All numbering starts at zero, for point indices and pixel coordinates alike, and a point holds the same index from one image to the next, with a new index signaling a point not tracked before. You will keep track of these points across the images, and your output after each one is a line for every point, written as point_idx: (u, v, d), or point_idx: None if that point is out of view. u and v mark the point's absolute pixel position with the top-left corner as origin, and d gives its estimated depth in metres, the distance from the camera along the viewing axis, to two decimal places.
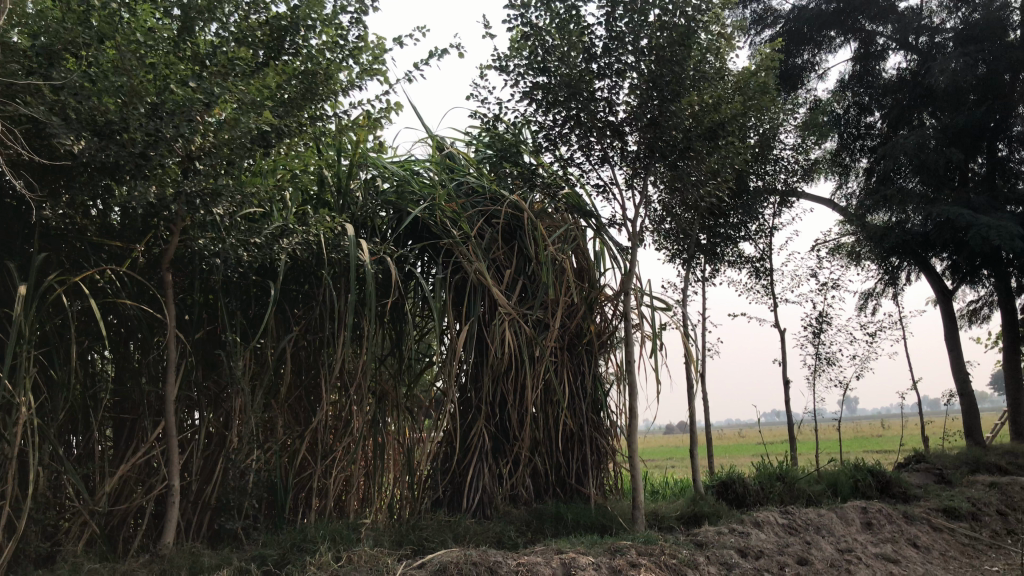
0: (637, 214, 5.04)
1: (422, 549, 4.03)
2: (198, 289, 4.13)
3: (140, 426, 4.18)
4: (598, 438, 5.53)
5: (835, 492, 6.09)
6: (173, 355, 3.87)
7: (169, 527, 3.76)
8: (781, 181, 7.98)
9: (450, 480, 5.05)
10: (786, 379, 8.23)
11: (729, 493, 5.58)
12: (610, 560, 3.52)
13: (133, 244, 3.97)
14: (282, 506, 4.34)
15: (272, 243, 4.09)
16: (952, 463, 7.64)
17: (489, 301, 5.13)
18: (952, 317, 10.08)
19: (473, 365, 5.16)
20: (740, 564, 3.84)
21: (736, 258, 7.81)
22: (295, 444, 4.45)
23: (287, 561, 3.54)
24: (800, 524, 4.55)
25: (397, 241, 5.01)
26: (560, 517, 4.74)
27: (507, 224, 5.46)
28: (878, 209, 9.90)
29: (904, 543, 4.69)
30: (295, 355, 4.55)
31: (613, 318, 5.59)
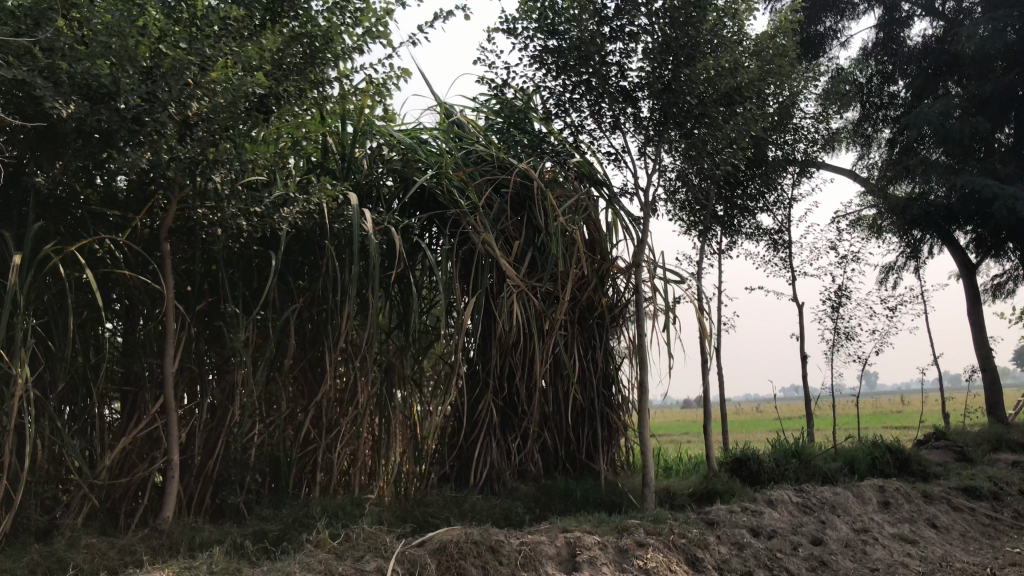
0: (650, 183, 4.89)
1: (427, 525, 3.95)
2: (199, 259, 4.04)
3: (142, 398, 4.10)
4: (608, 413, 5.44)
5: (852, 469, 5.97)
6: (172, 326, 3.78)
7: (169, 501, 3.69)
8: (801, 151, 7.77)
9: (458, 454, 4.97)
10: (804, 353, 8.08)
11: (743, 470, 5.47)
12: (617, 540, 3.42)
13: (133, 214, 3.88)
14: (286, 480, 4.27)
15: (273, 213, 3.98)
16: (974, 441, 7.47)
17: (498, 273, 5.00)
18: (976, 291, 9.86)
19: (482, 338, 5.05)
20: (752, 544, 3.73)
21: (753, 230, 7.64)
22: (299, 418, 4.38)
23: (288, 537, 3.47)
24: (815, 503, 4.43)
25: (400, 213, 4.84)
26: (569, 493, 4.65)
27: (517, 194, 5.32)
28: (900, 179, 9.79)
29: (922, 523, 4.57)
30: (299, 327, 4.46)
31: (625, 292, 5.47)
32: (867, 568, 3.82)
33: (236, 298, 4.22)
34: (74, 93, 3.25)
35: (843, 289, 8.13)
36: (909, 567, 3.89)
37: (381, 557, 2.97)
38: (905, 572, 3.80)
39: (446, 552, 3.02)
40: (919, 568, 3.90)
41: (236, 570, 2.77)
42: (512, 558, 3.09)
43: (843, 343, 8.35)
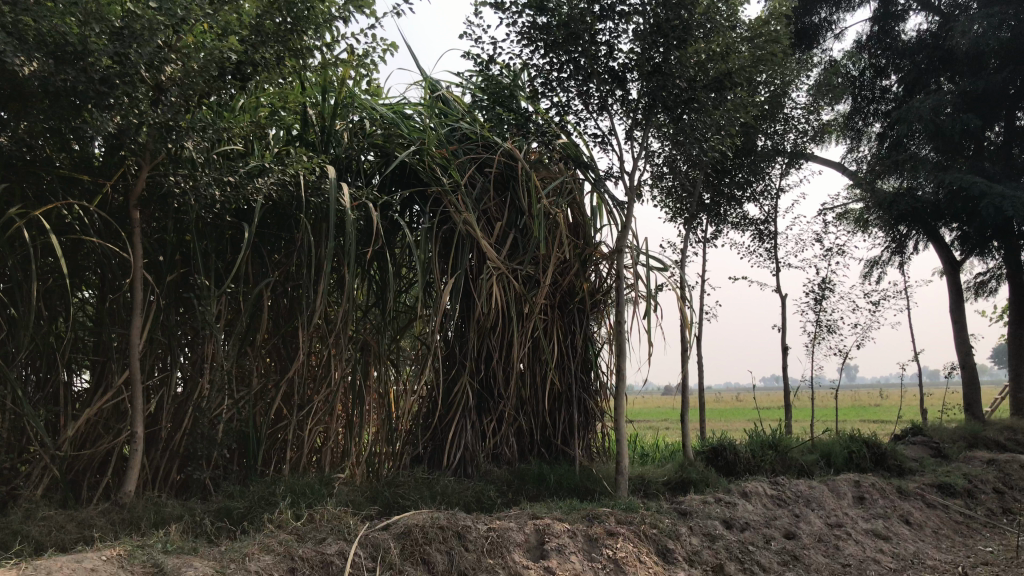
0: (636, 167, 4.79)
1: (395, 507, 3.88)
2: (172, 228, 3.93)
3: (109, 369, 4.00)
4: (586, 399, 5.39)
5: (828, 463, 5.95)
6: (139, 296, 3.68)
7: (132, 476, 3.60)
8: (791, 142, 7.71)
9: (432, 436, 4.90)
10: (785, 346, 8.05)
11: (719, 460, 5.43)
12: (587, 528, 3.37)
13: (105, 179, 3.77)
14: (255, 456, 4.17)
15: (247, 183, 3.87)
16: (950, 438, 7.47)
17: (479, 253, 4.92)
18: (959, 288, 9.85)
19: (461, 319, 4.97)
20: (724, 536, 3.69)
21: (740, 220, 7.57)
22: (270, 394, 4.28)
23: (251, 515, 3.39)
24: (790, 497, 4.40)
25: (380, 188, 4.72)
26: (543, 478, 4.59)
27: (501, 173, 5.22)
28: (888, 174, 9.78)
29: (896, 519, 4.53)
30: (273, 302, 4.36)
31: (608, 277, 5.40)
32: (839, 563, 3.77)
33: (208, 270, 4.11)
34: (39, 50, 3.12)
35: (827, 282, 8.09)
36: (880, 563, 3.85)
37: (344, 540, 2.91)
38: (877, 569, 3.76)
39: (411, 536, 2.95)
40: (890, 564, 3.86)
41: (193, 549, 2.69)
42: (479, 544, 3.02)
43: (824, 337, 8.32)
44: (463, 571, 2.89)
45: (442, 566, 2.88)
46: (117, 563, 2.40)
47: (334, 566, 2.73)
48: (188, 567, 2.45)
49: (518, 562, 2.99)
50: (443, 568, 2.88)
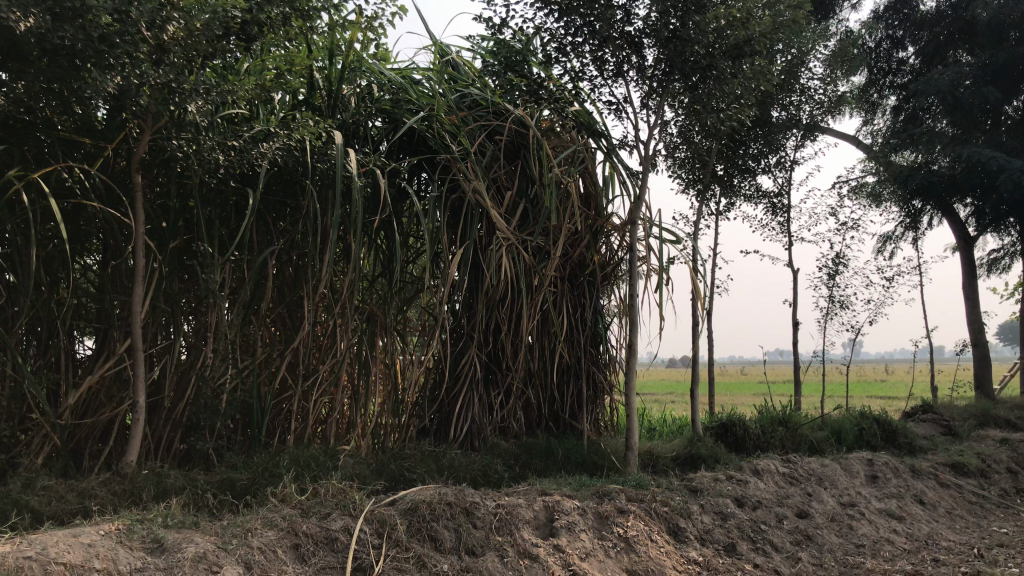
0: (651, 136, 4.66)
1: (401, 480, 3.81)
2: (175, 193, 3.83)
3: (111, 336, 3.92)
4: (595, 372, 5.31)
5: (839, 440, 5.88)
6: (141, 263, 3.58)
7: (134, 446, 3.53)
8: (806, 113, 7.55)
9: (439, 408, 4.83)
10: (796, 321, 7.94)
11: (728, 436, 5.35)
12: (597, 505, 3.30)
13: (106, 142, 3.66)
14: (259, 426, 4.10)
15: (251, 147, 3.77)
16: (961, 416, 7.39)
17: (487, 223, 4.82)
18: (973, 265, 9.72)
19: (469, 291, 4.88)
20: (736, 515, 3.62)
21: (752, 193, 7.43)
22: (275, 364, 4.21)
23: (254, 488, 3.33)
24: (802, 475, 4.33)
25: (388, 155, 4.61)
26: (550, 452, 4.52)
27: (512, 141, 5.10)
28: (903, 147, 9.49)
29: (910, 499, 4.46)
30: (278, 270, 4.27)
31: (619, 249, 5.29)
32: (853, 543, 3.70)
33: (212, 236, 4.02)
34: (35, 6, 3.00)
35: (841, 257, 7.96)
36: (895, 544, 3.78)
37: (349, 515, 2.84)
38: (891, 549, 3.69)
39: (417, 513, 2.88)
40: (905, 545, 3.79)
41: (194, 524, 2.63)
42: (487, 521, 2.95)
43: (837, 312, 8.20)
44: (471, 548, 2.82)
45: (449, 543, 2.81)
46: (115, 537, 2.33)
47: (339, 542, 2.66)
48: (188, 543, 2.38)
49: (527, 540, 2.93)
50: (450, 546, 2.81)
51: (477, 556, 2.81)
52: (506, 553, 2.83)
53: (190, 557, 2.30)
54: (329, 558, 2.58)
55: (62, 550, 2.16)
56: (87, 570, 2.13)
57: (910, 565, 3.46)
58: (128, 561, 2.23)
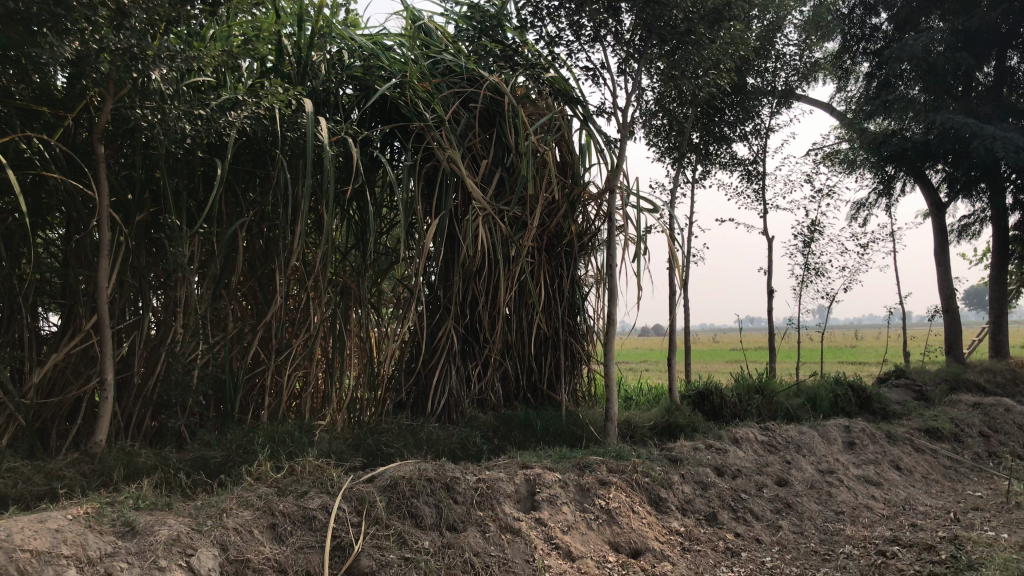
0: (628, 102, 4.58)
1: (379, 455, 3.75)
2: (140, 165, 3.70)
3: (77, 312, 3.81)
4: (572, 343, 5.28)
5: (814, 407, 5.91)
6: (106, 236, 3.47)
7: (102, 424, 3.44)
8: (781, 81, 7.50)
9: (416, 381, 4.77)
10: (771, 289, 7.96)
11: (705, 404, 5.35)
12: (578, 478, 3.27)
13: (66, 112, 3.52)
14: (232, 402, 4.02)
15: (219, 116, 3.64)
16: (933, 380, 7.47)
17: (463, 193, 4.74)
18: (944, 231, 9.79)
19: (444, 263, 4.80)
20: (716, 484, 3.62)
21: (728, 160, 7.40)
22: (247, 339, 4.12)
23: (228, 466, 3.26)
24: (781, 443, 4.34)
25: (360, 124, 4.49)
26: (529, 424, 4.49)
27: (486, 109, 5.00)
28: (876, 114, 9.65)
29: (887, 465, 4.49)
30: (248, 243, 4.17)
31: (595, 219, 5.23)
32: (832, 510, 3.71)
33: (179, 209, 3.90)
34: None
35: (816, 224, 7.97)
36: (873, 510, 3.80)
37: (326, 493, 2.78)
38: (869, 515, 3.71)
39: (396, 490, 2.82)
40: (883, 510, 3.81)
41: (167, 505, 2.55)
42: (468, 496, 2.90)
43: (812, 280, 8.24)
44: (452, 524, 2.78)
45: (430, 519, 2.76)
46: (83, 522, 2.25)
47: (317, 521, 2.60)
48: (161, 525, 2.31)
49: (508, 514, 2.89)
50: (431, 522, 2.76)
51: (458, 531, 2.77)
52: (487, 528, 2.79)
53: (163, 541, 2.23)
54: (307, 538, 2.53)
55: (28, 536, 2.08)
56: (54, 557, 2.06)
57: (889, 530, 3.47)
58: (97, 546, 2.16)
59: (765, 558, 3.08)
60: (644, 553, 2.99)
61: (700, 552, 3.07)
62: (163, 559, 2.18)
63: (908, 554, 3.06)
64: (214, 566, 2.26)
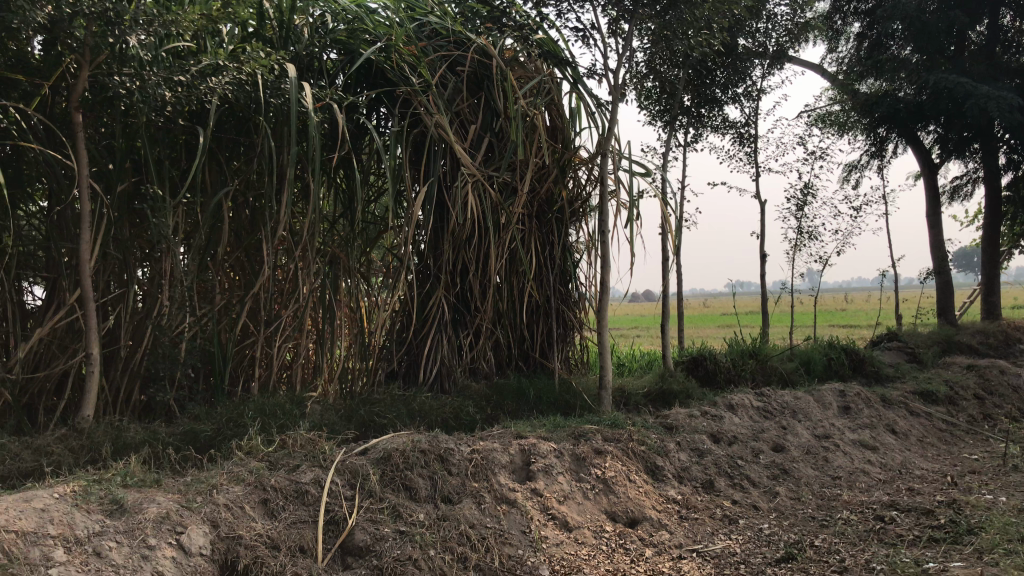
0: (619, 64, 4.48)
1: (371, 426, 3.71)
2: (120, 133, 3.60)
3: (60, 286, 3.72)
4: (564, 310, 5.23)
5: (808, 371, 5.90)
6: (87, 207, 3.37)
7: (89, 399, 3.38)
8: (773, 42, 7.39)
9: (407, 351, 4.73)
10: (764, 253, 7.92)
11: (699, 370, 5.33)
12: (573, 447, 3.24)
13: (42, 79, 3.40)
14: (222, 374, 3.96)
15: (200, 81, 3.54)
16: (925, 342, 7.48)
17: (451, 160, 4.66)
18: (936, 192, 9.75)
19: (434, 231, 4.73)
20: (712, 451, 3.60)
21: (720, 123, 7.31)
22: (235, 310, 4.06)
23: (219, 440, 3.21)
24: (776, 409, 4.34)
25: (345, 89, 4.40)
26: (522, 393, 4.46)
27: (474, 72, 4.89)
28: (867, 75, 9.58)
29: (882, 429, 4.49)
30: (234, 213, 4.09)
31: (586, 184, 5.15)
32: (829, 475, 3.70)
33: (162, 178, 3.80)
34: None
35: (809, 187, 7.92)
36: (870, 475, 3.79)
37: (319, 467, 2.74)
38: (866, 480, 3.70)
39: (390, 462, 2.78)
40: (879, 475, 3.80)
41: (155, 483, 2.50)
42: (462, 467, 2.86)
43: (805, 243, 8.19)
44: (447, 496, 2.74)
45: (424, 491, 2.72)
46: (69, 500, 2.20)
47: (310, 495, 2.56)
48: (149, 503, 2.26)
49: (503, 485, 2.86)
50: (425, 494, 2.71)
51: (453, 503, 2.73)
52: (483, 499, 2.75)
53: (152, 519, 2.18)
54: (300, 512, 2.48)
55: (12, 517, 2.02)
56: (41, 537, 2.01)
57: (886, 495, 3.45)
58: (85, 525, 2.11)
59: (763, 525, 3.06)
60: (641, 522, 2.97)
61: (697, 520, 3.05)
62: (153, 537, 2.13)
63: (907, 519, 3.05)
64: (204, 543, 2.21)
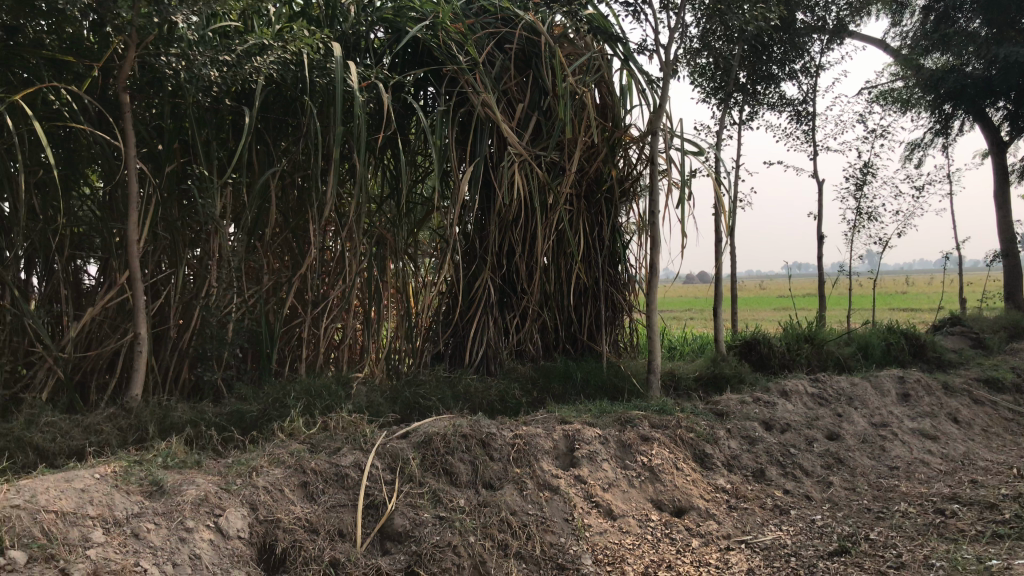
0: (672, 39, 4.35)
1: (416, 409, 3.69)
2: (168, 114, 3.61)
3: (111, 266, 3.76)
4: (613, 293, 5.14)
5: (866, 356, 5.72)
6: (134, 187, 3.38)
7: (137, 379, 3.41)
8: (833, 17, 7.13)
9: (454, 333, 4.69)
10: (821, 235, 7.71)
11: (753, 354, 5.20)
12: (619, 433, 3.17)
13: (90, 60, 3.42)
14: (269, 355, 3.97)
15: (245, 61, 3.51)
16: (991, 328, 7.19)
17: (499, 140, 4.59)
18: (1005, 171, 9.37)
19: (480, 212, 4.68)
20: (764, 438, 3.49)
21: (776, 101, 7.10)
22: (282, 291, 4.06)
23: (263, 421, 3.21)
24: (832, 396, 4.21)
25: (391, 68, 4.37)
26: (569, 376, 4.39)
27: (522, 50, 4.81)
28: (933, 49, 9.08)
29: (944, 418, 4.32)
30: (281, 194, 4.09)
31: (637, 163, 5.04)
32: (887, 466, 3.56)
33: (209, 159, 3.81)
34: None
35: (869, 166, 7.67)
36: (930, 466, 3.64)
37: (360, 450, 2.71)
38: (926, 471, 3.55)
39: (430, 446, 2.74)
40: (940, 466, 3.65)
41: (196, 464, 2.50)
42: (504, 452, 2.82)
43: (865, 225, 7.94)
44: (488, 481, 2.70)
45: (466, 477, 2.68)
46: (110, 481, 2.21)
47: (350, 478, 2.54)
48: (188, 485, 2.27)
49: (546, 471, 2.80)
50: (467, 480, 2.67)
51: (495, 489, 2.68)
52: (525, 486, 2.70)
53: (191, 501, 2.19)
54: (340, 496, 2.47)
55: (53, 497, 2.04)
56: (80, 518, 2.01)
57: (947, 487, 3.31)
58: (124, 506, 2.11)
59: (815, 516, 2.96)
60: (688, 512, 2.89)
61: (747, 510, 2.96)
62: (191, 520, 2.13)
63: (969, 514, 2.91)
64: (242, 527, 2.21)
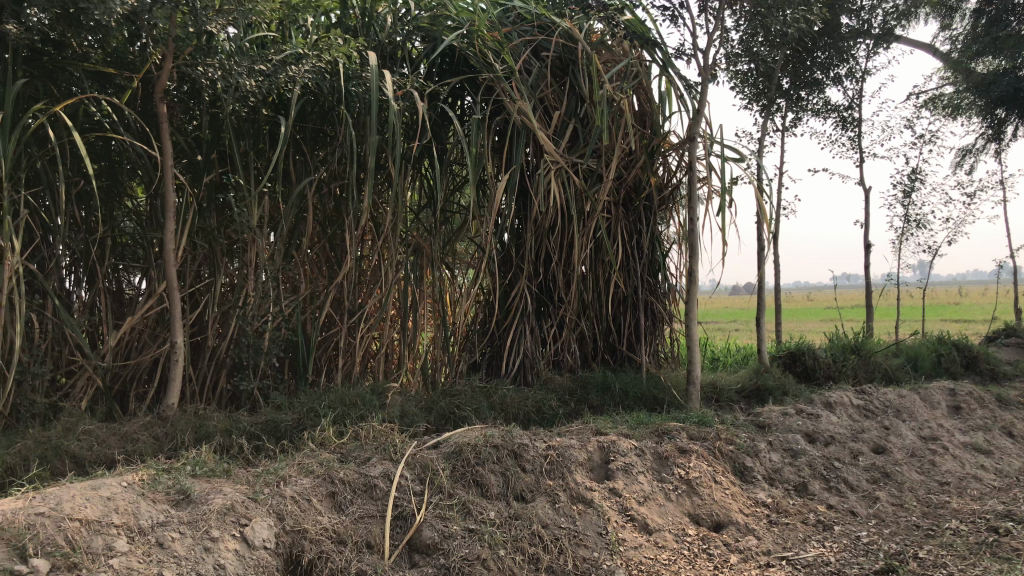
0: (711, 42, 4.27)
1: (451, 419, 3.66)
2: (205, 124, 3.63)
3: (150, 275, 3.80)
4: (653, 302, 5.06)
5: (915, 368, 5.55)
6: (172, 197, 3.40)
7: (174, 388, 3.43)
8: (879, 21, 6.97)
9: (491, 342, 4.65)
10: (868, 242, 7.53)
11: (796, 366, 5.08)
12: (655, 445, 3.10)
13: (129, 71, 3.45)
14: (305, 364, 3.97)
15: (281, 70, 3.51)
16: None
17: (535, 147, 4.55)
18: None
19: (517, 220, 4.64)
20: (807, 452, 3.38)
21: (820, 106, 6.95)
22: (318, 300, 4.06)
23: (297, 430, 3.20)
24: (878, 408, 4.08)
25: (427, 77, 4.35)
26: (607, 387, 4.32)
27: (559, 57, 4.77)
28: (985, 53, 8.79)
29: (998, 431, 4.15)
30: (318, 204, 4.09)
31: (676, 170, 4.96)
32: (936, 481, 3.43)
33: (246, 169, 3.83)
34: None
35: (918, 172, 7.46)
36: (983, 481, 3.49)
37: (389, 460, 2.69)
38: (979, 487, 3.41)
39: (461, 456, 2.70)
40: (994, 481, 3.51)
41: (225, 472, 2.49)
42: (537, 464, 2.76)
43: (914, 232, 7.73)
44: (520, 494, 2.65)
45: (497, 489, 2.63)
46: (137, 489, 2.21)
47: (379, 489, 2.51)
48: (216, 494, 2.26)
49: (580, 483, 2.74)
50: (498, 492, 2.62)
51: (527, 501, 2.63)
52: (558, 498, 2.65)
53: (217, 510, 2.18)
54: (368, 507, 2.44)
55: (79, 505, 2.04)
56: (105, 526, 2.01)
57: (1001, 504, 3.17)
58: (150, 515, 2.11)
59: (860, 533, 2.85)
60: (727, 526, 2.80)
61: (788, 525, 2.86)
62: (216, 529, 2.12)
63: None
64: (269, 537, 2.19)
